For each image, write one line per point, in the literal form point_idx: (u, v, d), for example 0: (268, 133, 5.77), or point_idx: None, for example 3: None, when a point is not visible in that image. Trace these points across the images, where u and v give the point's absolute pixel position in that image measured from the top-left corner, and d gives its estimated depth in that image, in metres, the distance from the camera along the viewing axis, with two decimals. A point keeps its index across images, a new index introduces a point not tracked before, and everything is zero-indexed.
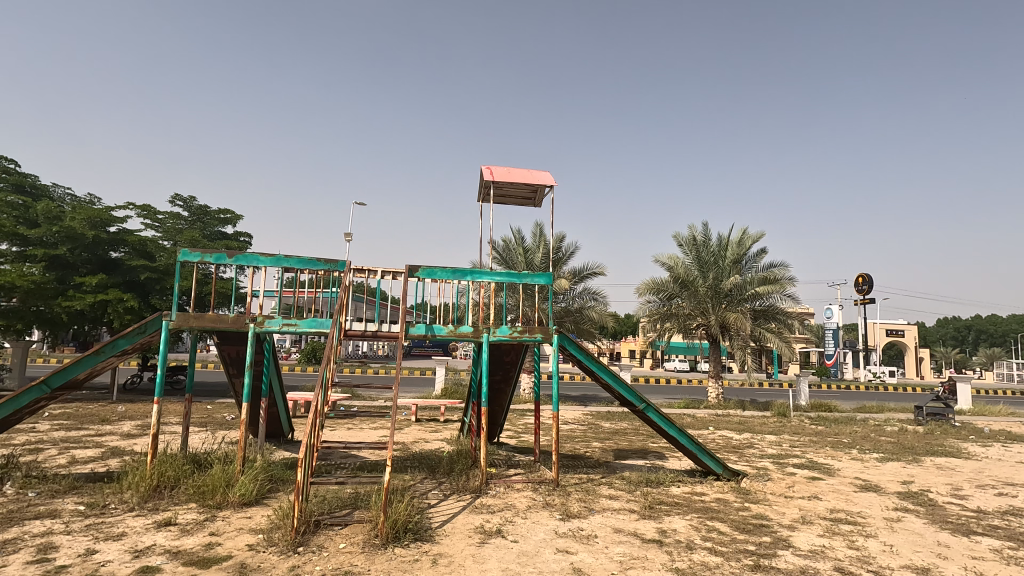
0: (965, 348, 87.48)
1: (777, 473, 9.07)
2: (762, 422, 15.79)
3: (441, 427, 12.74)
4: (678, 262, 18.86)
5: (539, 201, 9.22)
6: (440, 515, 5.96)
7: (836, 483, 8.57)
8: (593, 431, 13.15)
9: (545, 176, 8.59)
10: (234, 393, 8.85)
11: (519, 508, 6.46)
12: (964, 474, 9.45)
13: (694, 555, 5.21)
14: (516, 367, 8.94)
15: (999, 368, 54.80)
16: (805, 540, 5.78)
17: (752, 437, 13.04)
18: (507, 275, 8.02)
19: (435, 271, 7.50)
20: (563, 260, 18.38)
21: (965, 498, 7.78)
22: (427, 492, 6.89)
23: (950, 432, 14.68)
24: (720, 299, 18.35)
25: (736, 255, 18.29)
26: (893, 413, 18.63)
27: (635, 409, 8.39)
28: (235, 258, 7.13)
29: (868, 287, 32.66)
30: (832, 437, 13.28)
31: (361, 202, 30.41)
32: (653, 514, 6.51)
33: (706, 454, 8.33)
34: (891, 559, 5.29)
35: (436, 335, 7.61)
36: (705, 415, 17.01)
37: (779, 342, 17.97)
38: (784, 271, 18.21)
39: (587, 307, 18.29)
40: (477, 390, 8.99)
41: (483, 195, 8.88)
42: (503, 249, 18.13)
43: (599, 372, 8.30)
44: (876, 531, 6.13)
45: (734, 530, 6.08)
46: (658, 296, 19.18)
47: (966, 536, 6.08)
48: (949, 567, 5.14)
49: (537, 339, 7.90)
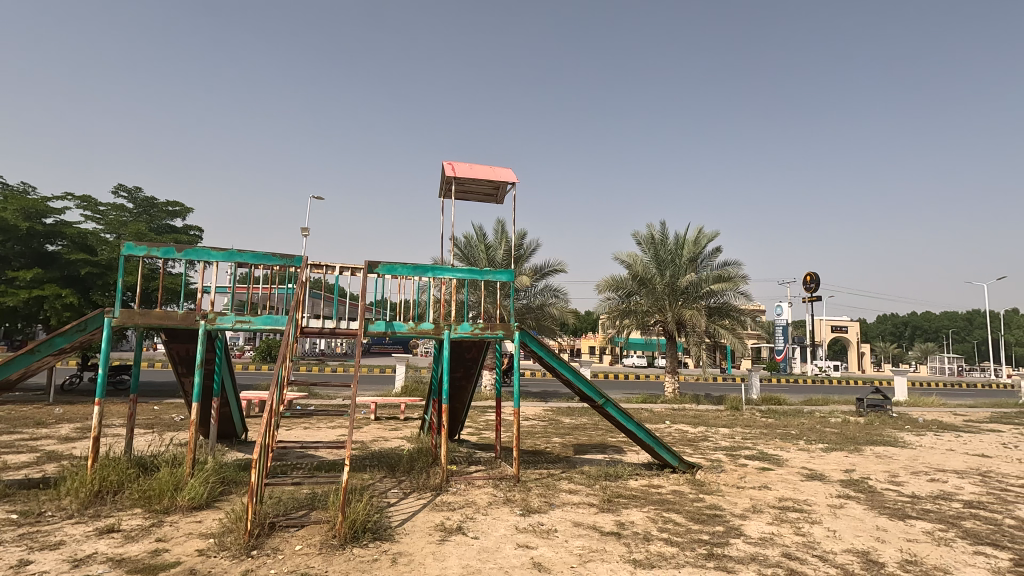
0: (902, 343, 92.66)
1: (730, 465, 9.39)
2: (715, 415, 16.33)
3: (402, 424, 12.62)
4: (636, 260, 19.29)
5: (502, 198, 9.20)
6: (400, 514, 5.90)
7: (785, 472, 8.96)
8: (554, 426, 13.33)
9: (507, 172, 8.57)
10: (184, 393, 8.47)
11: (480, 505, 6.47)
12: (900, 461, 10.04)
13: (651, 546, 5.33)
14: (478, 363, 8.94)
15: (931, 361, 58.41)
16: (756, 528, 6.02)
17: (707, 431, 13.41)
18: (469, 272, 7.94)
19: (395, 267, 7.40)
20: (525, 257, 18.48)
21: (901, 484, 8.28)
22: (387, 490, 6.82)
23: (888, 422, 15.54)
24: (677, 296, 18.82)
25: (693, 254, 18.82)
26: (837, 406, 19.53)
27: (595, 404, 8.48)
28: (185, 252, 6.82)
29: (816, 285, 34.25)
30: (780, 430, 13.82)
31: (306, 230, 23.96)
32: (611, 507, 6.64)
33: (663, 447, 8.53)
34: (834, 544, 5.55)
35: (397, 332, 7.47)
36: (662, 409, 17.38)
37: (733, 338, 18.55)
38: (738, 269, 18.82)
39: (549, 303, 18.45)
40: (437, 387, 8.92)
41: (445, 191, 8.80)
42: (464, 245, 18.12)
43: (560, 368, 8.35)
44: (820, 517, 6.44)
45: (689, 521, 6.26)
46: (618, 294, 19.60)
47: (901, 520, 6.46)
48: (888, 550, 5.43)
49: (499, 336, 7.96)
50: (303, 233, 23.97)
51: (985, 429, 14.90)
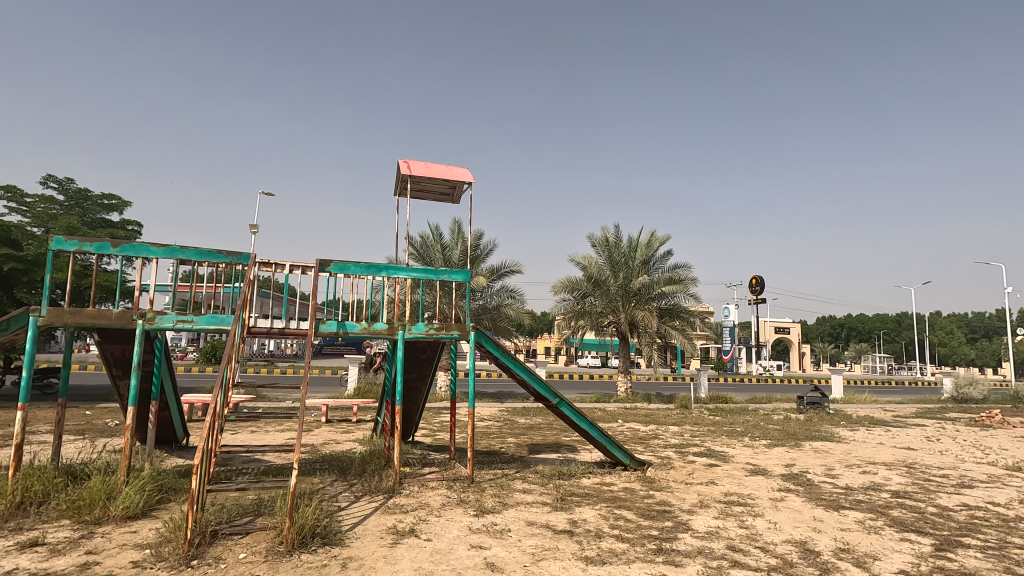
0: (839, 343, 97.80)
1: (679, 461, 9.68)
2: (666, 414, 16.79)
3: (354, 427, 12.36)
4: (591, 261, 19.63)
5: (458, 198, 9.15)
6: (351, 517, 5.78)
7: (730, 468, 9.31)
8: (509, 426, 13.38)
9: (463, 171, 8.53)
10: (119, 397, 8.02)
11: (433, 506, 6.41)
12: (836, 455, 10.62)
13: (602, 543, 5.42)
14: (433, 364, 8.86)
15: (865, 360, 61.92)
16: (702, 522, 6.22)
17: (657, 429, 13.77)
18: (424, 271, 7.86)
19: (348, 265, 7.24)
20: (481, 257, 18.46)
21: (836, 477, 8.75)
22: (338, 494, 6.66)
23: (826, 418, 16.38)
24: (630, 298, 19.24)
25: (645, 257, 19.29)
26: (779, 403, 20.43)
27: (549, 404, 8.55)
28: (121, 248, 6.46)
29: (760, 287, 35.72)
30: (726, 427, 14.34)
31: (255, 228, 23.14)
32: (564, 505, 6.72)
33: (615, 445, 8.70)
34: (775, 535, 5.81)
35: (349, 332, 7.31)
36: (614, 408, 17.70)
37: (683, 339, 19.13)
38: (688, 272, 19.43)
39: (505, 304, 18.50)
40: (390, 389, 8.79)
41: (400, 189, 8.68)
42: (420, 245, 17.94)
43: (515, 368, 8.38)
44: (763, 510, 6.71)
45: (639, 517, 6.41)
46: (573, 295, 19.88)
47: (836, 510, 6.82)
48: (823, 540, 5.72)
49: (454, 336, 7.92)
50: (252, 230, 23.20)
51: (911, 424, 15.93)
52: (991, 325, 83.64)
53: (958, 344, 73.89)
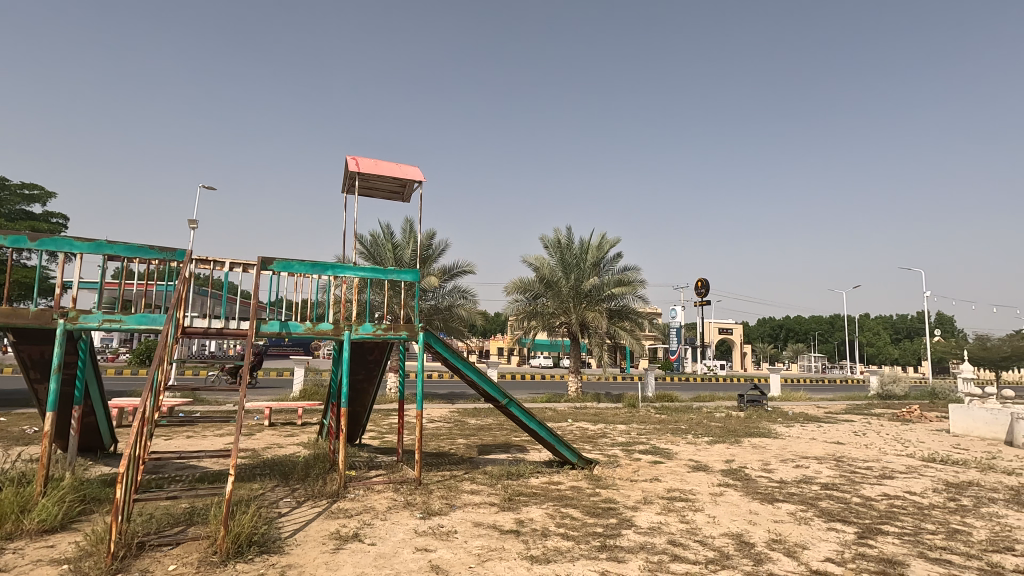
0: (777, 344, 102.59)
1: (625, 459, 9.91)
2: (614, 413, 17.14)
3: (298, 430, 11.98)
4: (543, 263, 19.83)
5: (408, 196, 9.03)
6: (292, 524, 5.60)
7: (674, 465, 9.61)
8: (459, 427, 13.31)
9: (413, 170, 8.42)
10: (38, 402, 7.48)
11: (379, 509, 6.30)
12: (772, 450, 11.14)
13: (548, 542, 5.48)
14: (381, 365, 8.71)
15: (801, 360, 65.20)
16: (646, 518, 6.38)
17: (605, 427, 14.04)
18: (372, 271, 7.70)
19: (292, 263, 7.02)
20: (433, 257, 18.30)
21: (771, 471, 9.18)
22: (278, 500, 6.44)
23: (764, 415, 17.15)
24: (581, 299, 19.54)
25: (596, 259, 19.64)
26: (722, 402, 21.23)
27: (498, 405, 8.57)
28: (41, 242, 6.02)
29: (706, 290, 37.02)
30: (671, 425, 14.77)
31: (194, 223, 22.05)
32: (512, 505, 6.74)
33: (563, 444, 8.81)
34: (713, 528, 6.03)
35: (293, 333, 7.08)
36: (564, 408, 17.90)
37: (631, 340, 19.58)
38: (637, 274, 19.91)
39: (457, 305, 18.40)
40: (336, 391, 8.57)
41: (348, 186, 8.48)
42: (370, 244, 17.62)
43: (464, 369, 8.35)
44: (703, 505, 6.96)
45: (585, 515, 6.52)
46: (525, 296, 20.02)
47: (770, 503, 7.15)
48: (758, 532, 5.98)
49: (403, 337, 7.81)
50: (190, 225, 22.06)
51: (841, 420, 16.89)
52: (912, 327, 89.82)
53: (883, 344, 78.92)
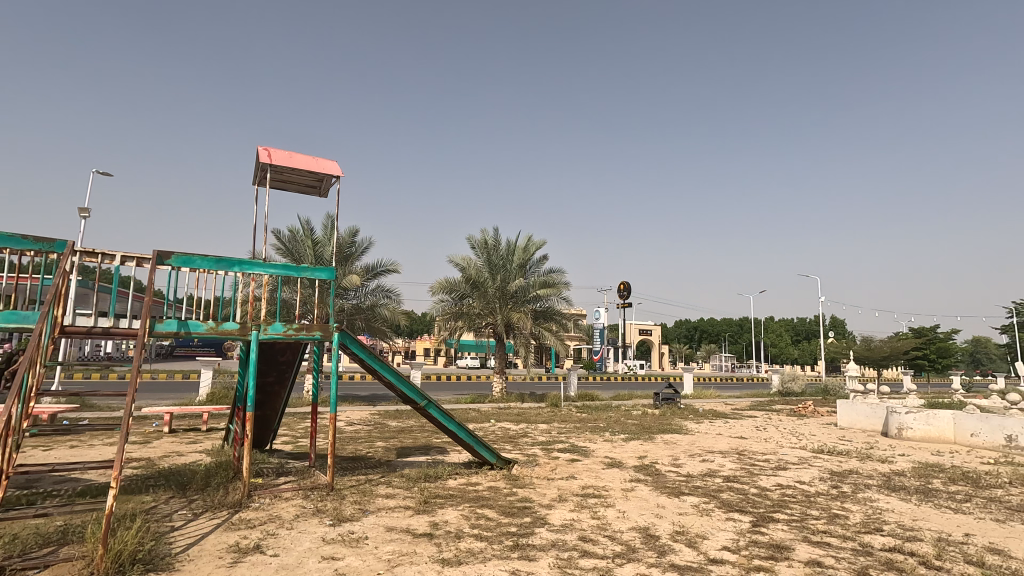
0: (693, 344, 108.39)
1: (544, 458, 10.07)
2: (536, 412, 17.40)
3: (201, 437, 11.21)
4: (470, 263, 19.79)
5: (325, 190, 8.69)
6: (184, 538, 5.21)
7: (590, 462, 9.87)
8: (379, 430, 12.98)
9: (331, 164, 8.12)
10: None
11: (285, 518, 6.01)
12: (682, 446, 11.74)
13: (461, 543, 5.45)
14: (293, 367, 8.34)
15: (713, 360, 69.22)
16: (559, 516, 6.50)
17: (527, 427, 14.21)
18: (284, 268, 7.31)
19: (193, 258, 6.56)
20: (356, 255, 17.76)
21: (679, 466, 9.67)
22: (172, 513, 5.98)
23: (677, 413, 18.05)
24: (506, 300, 19.68)
25: (522, 260, 19.87)
26: (640, 400, 22.12)
27: (417, 406, 8.44)
28: None
29: (628, 293, 38.46)
30: (590, 423, 15.22)
31: (86, 211, 20.08)
32: (427, 508, 6.65)
33: (482, 445, 8.80)
34: (623, 523, 6.25)
35: (192, 333, 6.60)
36: (488, 409, 17.95)
37: (555, 340, 19.95)
38: (561, 276, 20.33)
39: (380, 304, 17.94)
40: (243, 395, 8.09)
41: (259, 178, 8.05)
42: (288, 239, 16.84)
43: (382, 370, 8.16)
44: (614, 501, 7.19)
45: (500, 515, 6.55)
46: (451, 296, 19.89)
47: (676, 496, 7.52)
48: (663, 524, 6.26)
49: (316, 337, 7.50)
50: (81, 213, 20.06)
51: (745, 416, 18.10)
52: (810, 329, 97.89)
53: (785, 344, 85.43)
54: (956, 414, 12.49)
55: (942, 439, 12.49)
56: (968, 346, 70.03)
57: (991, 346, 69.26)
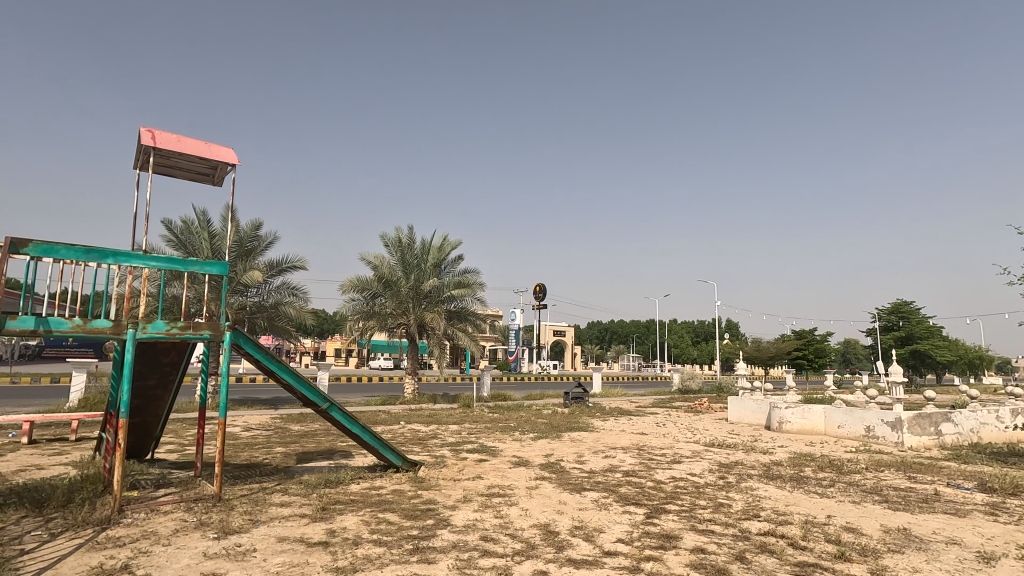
0: (604, 345, 112.68)
1: (452, 459, 10.00)
2: (448, 413, 17.28)
3: (69, 448, 10.04)
4: (383, 261, 19.32)
5: (220, 179, 8.09)
6: (36, 563, 4.63)
7: (497, 462, 9.95)
8: (278, 435, 12.28)
9: (226, 151, 7.56)
10: None
11: (162, 534, 5.51)
12: (587, 443, 12.14)
13: (358, 550, 5.27)
14: (178, 369, 7.69)
15: (622, 360, 72.28)
16: (462, 517, 6.48)
17: (437, 429, 14.07)
18: (168, 262, 6.68)
19: (56, 248, 5.87)
20: (258, 250, 16.72)
21: (583, 462, 9.99)
22: (24, 535, 5.30)
23: (585, 411, 18.67)
24: (420, 300, 19.37)
25: (436, 260, 19.66)
26: (551, 399, 22.64)
27: (318, 409, 8.07)
28: None
29: (543, 294, 39.25)
30: (501, 423, 15.34)
31: None
32: (324, 515, 6.37)
33: (388, 448, 8.57)
34: (525, 521, 6.34)
35: (53, 331, 5.87)
36: (398, 411, 17.59)
37: (469, 341, 19.90)
38: (476, 277, 20.33)
39: (284, 302, 17.00)
40: (116, 400, 7.35)
41: (142, 162, 7.32)
42: (181, 231, 15.53)
43: (280, 372, 7.73)
44: (518, 499, 7.29)
45: (402, 518, 6.41)
46: (362, 295, 19.28)
47: (578, 492, 7.76)
48: (564, 520, 6.43)
49: (205, 337, 6.95)
50: None
51: (647, 413, 19.07)
52: (709, 330, 105.08)
53: (687, 345, 91.01)
54: (827, 409, 13.88)
55: (815, 431, 13.85)
56: (839, 346, 78.34)
57: (858, 346, 77.96)
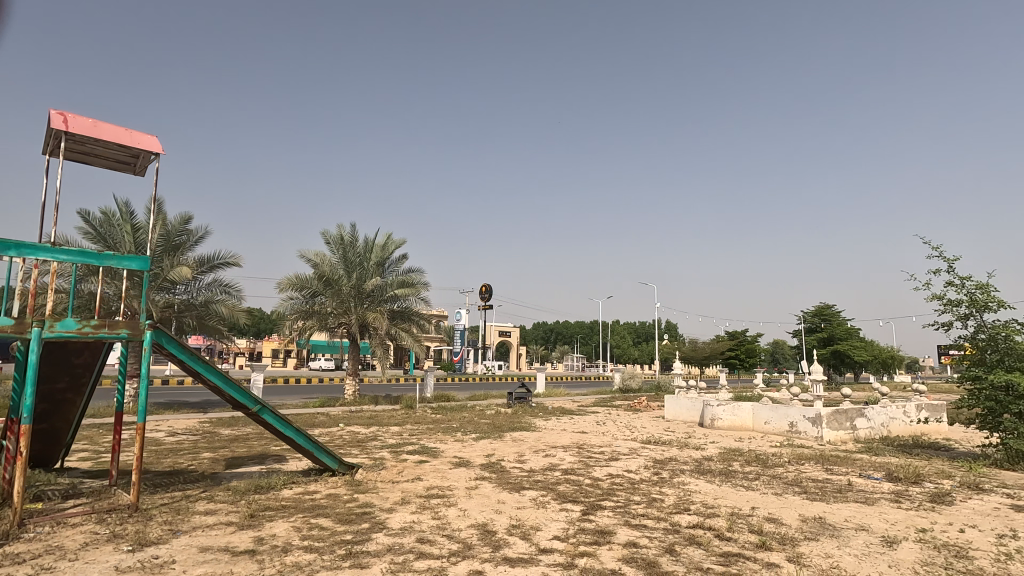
0: (549, 345, 114.02)
1: (391, 462, 9.82)
2: (390, 415, 16.97)
3: None
4: (323, 259, 18.79)
5: (143, 168, 7.59)
6: None
7: (437, 463, 9.85)
8: (206, 440, 11.67)
9: (150, 139, 7.09)
10: None
11: (69, 548, 5.12)
12: (528, 443, 12.24)
13: (287, 557, 5.09)
14: (92, 371, 7.17)
15: (567, 360, 73.35)
16: (399, 519, 6.38)
17: (377, 430, 13.78)
18: (81, 255, 6.19)
19: None
20: (188, 244, 15.84)
21: (524, 462, 10.06)
22: None
23: (528, 411, 18.81)
24: (362, 300, 18.92)
25: (379, 258, 19.29)
26: (495, 399, 22.67)
27: (248, 412, 7.72)
28: None
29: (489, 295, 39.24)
30: (444, 424, 15.21)
31: None
32: (252, 523, 6.11)
33: (323, 451, 8.32)
34: (462, 522, 6.32)
35: None
36: (337, 412, 17.10)
37: (411, 342, 19.61)
38: (420, 276, 20.08)
39: (215, 300, 16.18)
40: (20, 405, 6.77)
41: (52, 146, 6.77)
42: (100, 223, 14.50)
43: (207, 373, 7.34)
44: (457, 500, 7.25)
45: (336, 523, 6.24)
46: (301, 294, 18.64)
47: (517, 491, 7.81)
48: (501, 519, 6.45)
49: (122, 336, 6.50)
50: None
51: (588, 412, 19.43)
52: (650, 331, 108.35)
53: (628, 345, 93.46)
54: (755, 406, 14.60)
55: (744, 427, 14.54)
56: (769, 346, 82.74)
57: (786, 346, 82.61)
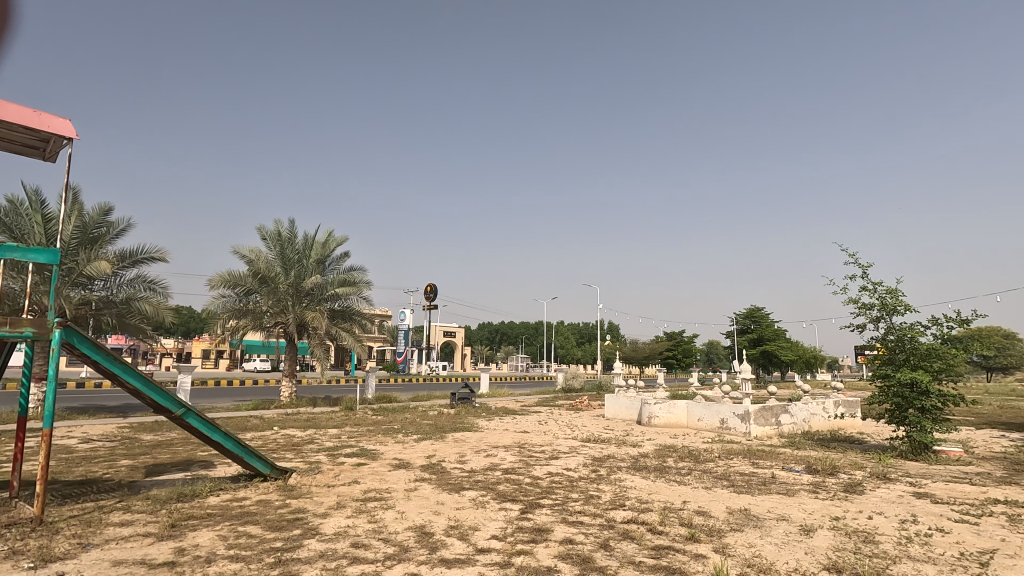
0: (494, 346, 114.20)
1: (327, 465, 9.53)
2: (328, 417, 16.47)
3: None
4: (259, 256, 18.03)
5: (54, 153, 7.02)
6: None
7: (376, 465, 9.65)
8: (125, 446, 10.93)
9: (61, 122, 6.56)
10: None
11: None
12: (470, 443, 12.19)
13: (210, 568, 4.84)
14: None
15: (511, 360, 73.71)
16: (333, 524, 6.21)
17: (314, 433, 13.35)
18: None
19: None
20: (107, 237, 14.79)
21: (465, 462, 10.02)
22: None
23: (471, 411, 18.75)
24: (300, 298, 18.27)
25: (320, 256, 18.69)
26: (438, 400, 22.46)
27: (171, 416, 7.28)
28: None
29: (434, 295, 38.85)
30: (384, 425, 14.93)
31: None
32: (173, 533, 5.77)
33: (254, 456, 7.96)
34: (400, 524, 6.22)
35: None
36: (272, 415, 16.43)
37: (352, 342, 19.10)
38: (362, 275, 19.61)
39: (138, 297, 15.19)
40: None
41: None
42: (5, 211, 13.30)
43: (125, 376, 6.86)
44: (394, 502, 7.13)
45: (266, 530, 5.99)
46: (234, 291, 17.79)
47: (456, 492, 7.76)
48: (439, 521, 6.39)
49: (26, 335, 5.99)
50: None
51: (531, 411, 19.59)
52: (593, 332, 110.61)
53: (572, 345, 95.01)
54: (689, 403, 15.17)
55: (679, 424, 15.09)
56: (704, 347, 86.32)
57: (719, 346, 86.36)
